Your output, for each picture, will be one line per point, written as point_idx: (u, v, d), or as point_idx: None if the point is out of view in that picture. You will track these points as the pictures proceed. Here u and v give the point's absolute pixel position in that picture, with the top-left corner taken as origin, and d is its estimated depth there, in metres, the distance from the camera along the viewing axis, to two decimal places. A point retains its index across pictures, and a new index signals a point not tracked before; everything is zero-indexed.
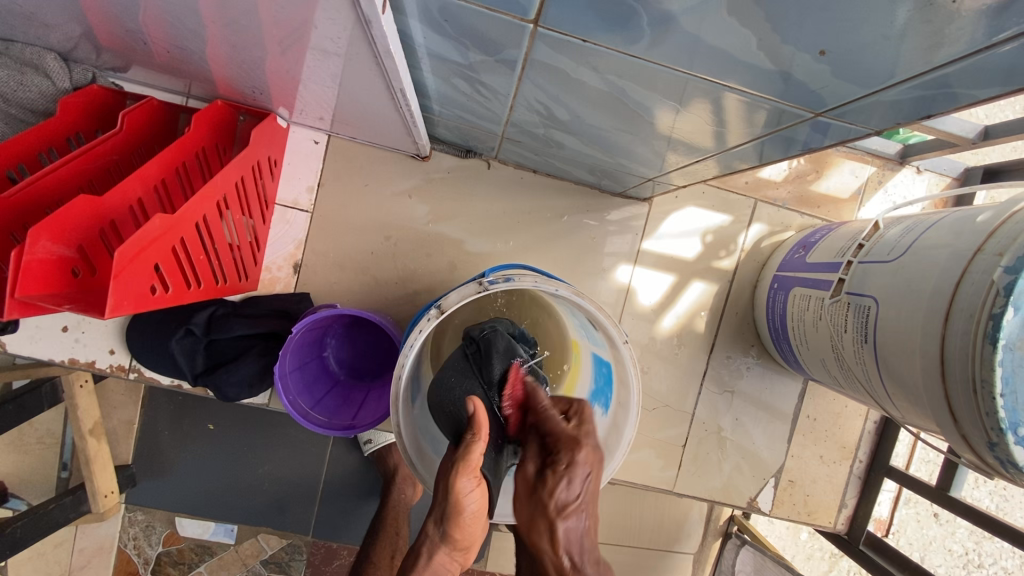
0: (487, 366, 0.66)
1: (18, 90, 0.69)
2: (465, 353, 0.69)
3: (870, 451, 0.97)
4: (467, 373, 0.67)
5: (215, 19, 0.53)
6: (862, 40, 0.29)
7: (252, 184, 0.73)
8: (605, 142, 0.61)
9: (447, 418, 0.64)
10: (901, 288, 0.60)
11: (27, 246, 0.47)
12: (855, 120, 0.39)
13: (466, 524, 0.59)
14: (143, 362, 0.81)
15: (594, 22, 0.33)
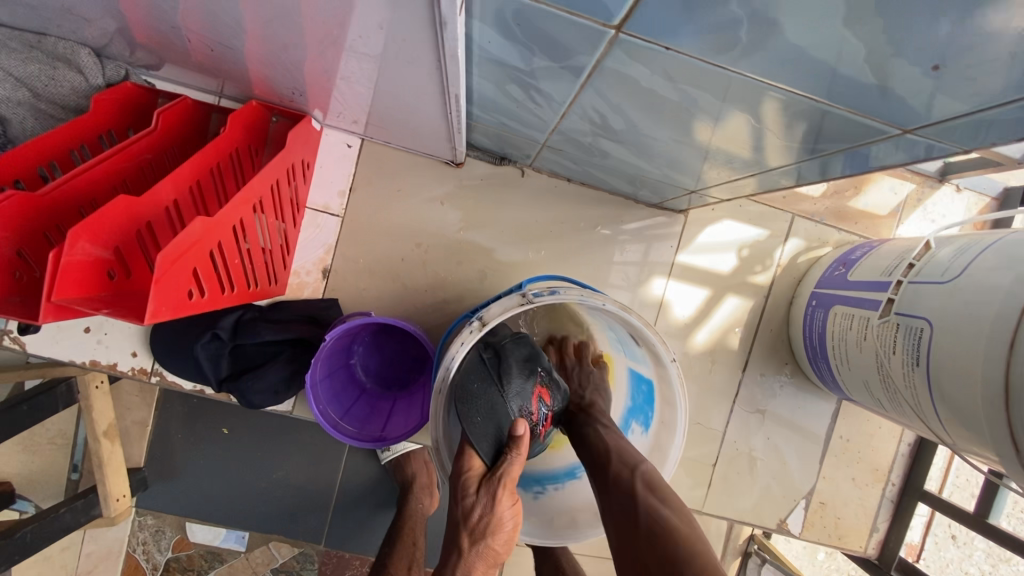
0: (511, 376, 0.61)
1: (50, 85, 0.68)
2: (485, 358, 0.61)
3: (903, 474, 0.95)
4: (489, 382, 0.60)
5: (263, 18, 0.51)
6: (987, 55, 0.27)
7: (287, 187, 0.71)
8: (655, 153, 0.60)
9: (475, 431, 0.58)
10: (960, 311, 0.58)
11: (66, 248, 0.45)
12: (946, 138, 0.37)
13: (501, 533, 0.57)
14: (167, 366, 0.79)
15: (686, 28, 0.31)
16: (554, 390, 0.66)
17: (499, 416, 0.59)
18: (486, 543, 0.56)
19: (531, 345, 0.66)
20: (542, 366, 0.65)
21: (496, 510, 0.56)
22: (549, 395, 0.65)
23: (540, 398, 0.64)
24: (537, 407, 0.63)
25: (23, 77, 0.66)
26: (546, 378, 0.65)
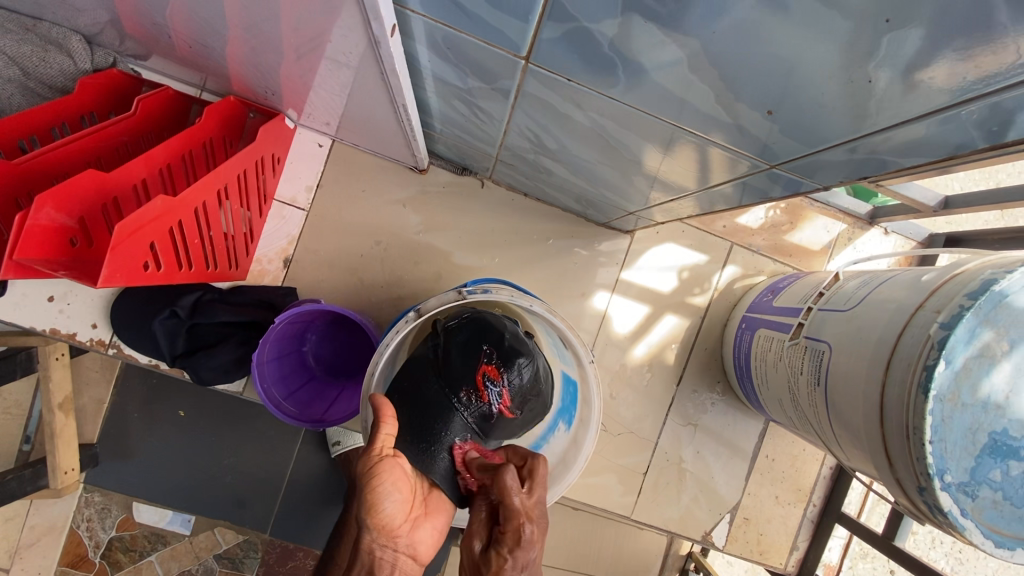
0: (442, 365, 0.66)
1: (40, 65, 0.73)
2: (424, 352, 0.68)
3: (824, 496, 1.00)
4: (422, 375, 0.66)
5: (238, 22, 0.57)
6: (801, 107, 0.33)
7: (254, 179, 0.76)
8: (591, 174, 0.66)
9: (413, 426, 0.63)
10: (853, 336, 0.64)
11: (31, 212, 0.49)
12: (803, 173, 0.43)
13: (425, 537, 0.61)
14: (124, 339, 0.82)
15: (576, 64, 0.38)
16: (507, 366, 0.65)
17: (435, 405, 0.64)
18: (407, 546, 0.59)
19: (477, 325, 0.67)
20: (487, 343, 0.66)
21: (407, 509, 0.60)
22: (496, 373, 0.65)
23: (484, 375, 0.64)
24: (481, 385, 0.64)
25: (16, 57, 0.71)
26: (491, 357, 0.65)
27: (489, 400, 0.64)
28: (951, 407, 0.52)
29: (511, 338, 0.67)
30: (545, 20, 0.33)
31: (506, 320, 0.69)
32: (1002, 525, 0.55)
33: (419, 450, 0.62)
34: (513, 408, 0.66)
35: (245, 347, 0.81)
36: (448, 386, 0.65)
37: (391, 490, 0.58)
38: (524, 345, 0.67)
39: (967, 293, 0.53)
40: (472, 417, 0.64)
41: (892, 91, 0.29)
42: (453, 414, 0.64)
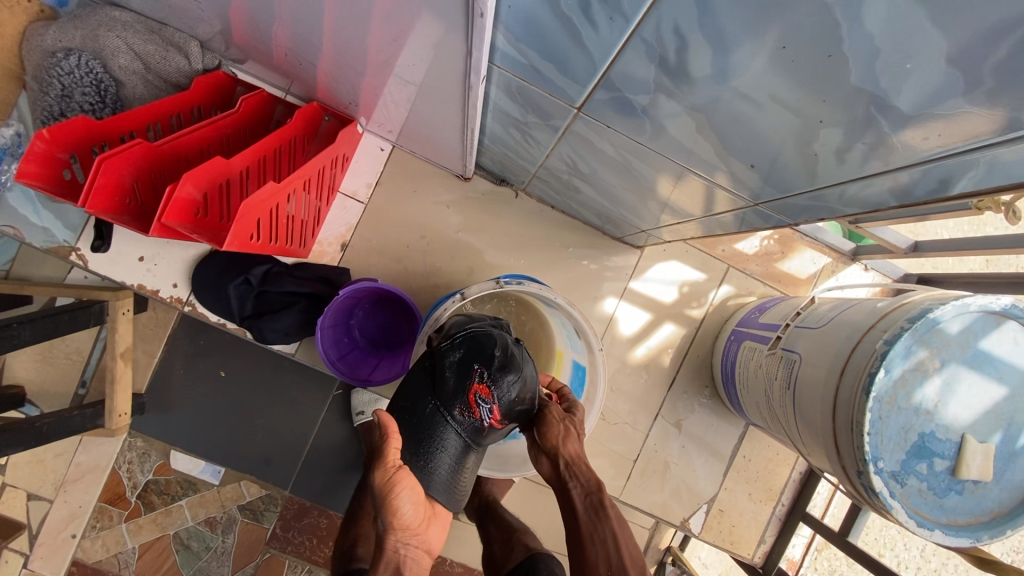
0: (437, 384, 0.75)
1: (160, 63, 0.87)
2: (423, 368, 0.77)
3: (792, 497, 1.12)
4: (421, 391, 0.75)
5: (342, 46, 0.71)
6: (774, 166, 0.46)
7: (329, 173, 0.90)
8: (614, 195, 0.80)
9: (411, 438, 0.72)
10: (819, 349, 0.78)
11: (179, 186, 0.64)
12: (780, 210, 0.56)
13: (434, 537, 0.69)
14: (200, 298, 0.96)
15: (615, 116, 0.51)
16: (497, 384, 0.74)
17: (430, 420, 0.73)
18: (422, 544, 0.67)
19: (468, 348, 0.76)
20: (478, 362, 0.75)
21: (422, 512, 0.67)
22: (486, 392, 0.74)
23: (477, 394, 0.73)
24: (474, 403, 0.73)
25: (141, 54, 0.85)
26: (482, 376, 0.74)
27: (479, 416, 0.74)
28: (887, 407, 0.66)
29: (498, 361, 0.75)
30: (597, 87, 0.47)
31: (494, 338, 0.77)
32: (925, 509, 0.68)
33: (419, 463, 0.71)
34: (500, 422, 0.76)
35: (307, 314, 0.95)
36: (443, 404, 0.73)
37: (407, 493, 0.66)
38: (511, 363, 0.76)
39: (908, 318, 0.66)
40: (465, 433, 0.74)
41: (831, 163, 0.42)
42: (449, 430, 0.73)
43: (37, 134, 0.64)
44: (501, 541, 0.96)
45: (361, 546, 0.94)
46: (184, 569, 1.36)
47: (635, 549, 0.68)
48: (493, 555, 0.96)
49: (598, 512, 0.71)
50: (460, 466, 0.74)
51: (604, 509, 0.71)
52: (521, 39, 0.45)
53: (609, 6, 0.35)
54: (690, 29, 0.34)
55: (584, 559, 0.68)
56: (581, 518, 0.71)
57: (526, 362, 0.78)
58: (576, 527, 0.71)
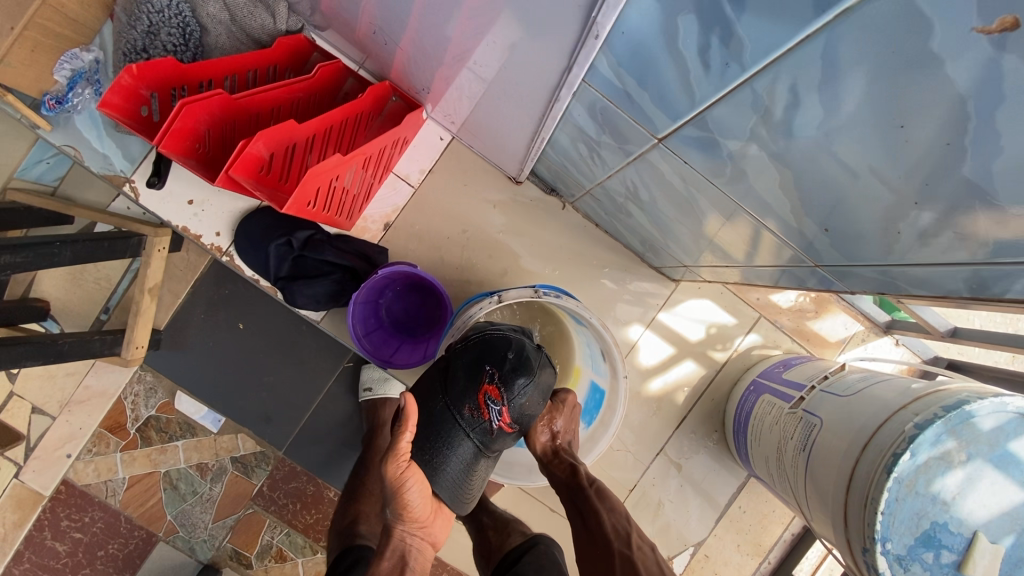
0: (448, 384, 0.76)
1: (246, 17, 0.88)
2: (436, 368, 0.78)
3: (779, 556, 1.11)
4: (432, 390, 0.76)
5: (428, 33, 0.71)
6: (849, 234, 0.46)
7: (388, 153, 0.91)
8: (665, 227, 0.80)
9: (420, 437, 0.73)
10: (843, 418, 0.77)
11: (251, 144, 0.65)
12: (838, 275, 0.56)
13: (438, 529, 0.71)
14: (240, 252, 0.98)
15: (696, 153, 0.51)
16: (507, 386, 0.75)
17: (439, 419, 0.74)
18: (429, 536, 0.69)
19: (481, 348, 0.76)
20: (491, 363, 0.75)
21: (429, 506, 0.69)
22: (496, 394, 0.75)
23: (487, 395, 0.74)
24: (484, 404, 0.74)
25: (231, 5, 0.87)
26: (493, 377, 0.75)
27: (487, 417, 0.75)
28: (906, 490, 0.65)
29: (508, 362, 0.75)
30: (688, 123, 0.47)
31: (509, 340, 0.77)
32: None
33: (426, 459, 0.72)
34: (509, 424, 0.76)
35: (339, 286, 0.96)
36: (454, 404, 0.74)
37: (416, 488, 0.67)
38: (523, 366, 0.76)
39: (943, 406, 0.65)
40: (474, 434, 0.74)
41: (909, 244, 0.42)
42: (457, 429, 0.74)
43: (126, 68, 0.65)
44: (497, 529, 0.98)
45: (362, 525, 0.99)
46: (168, 508, 1.38)
47: (620, 525, 0.73)
48: (487, 543, 0.97)
49: (579, 495, 0.77)
50: (467, 467, 0.74)
51: (582, 492, 0.77)
52: (623, 64, 0.45)
53: (729, 50, 0.35)
54: (807, 89, 0.34)
55: (579, 542, 0.74)
56: (569, 503, 0.78)
57: (540, 364, 0.78)
58: (570, 515, 0.78)
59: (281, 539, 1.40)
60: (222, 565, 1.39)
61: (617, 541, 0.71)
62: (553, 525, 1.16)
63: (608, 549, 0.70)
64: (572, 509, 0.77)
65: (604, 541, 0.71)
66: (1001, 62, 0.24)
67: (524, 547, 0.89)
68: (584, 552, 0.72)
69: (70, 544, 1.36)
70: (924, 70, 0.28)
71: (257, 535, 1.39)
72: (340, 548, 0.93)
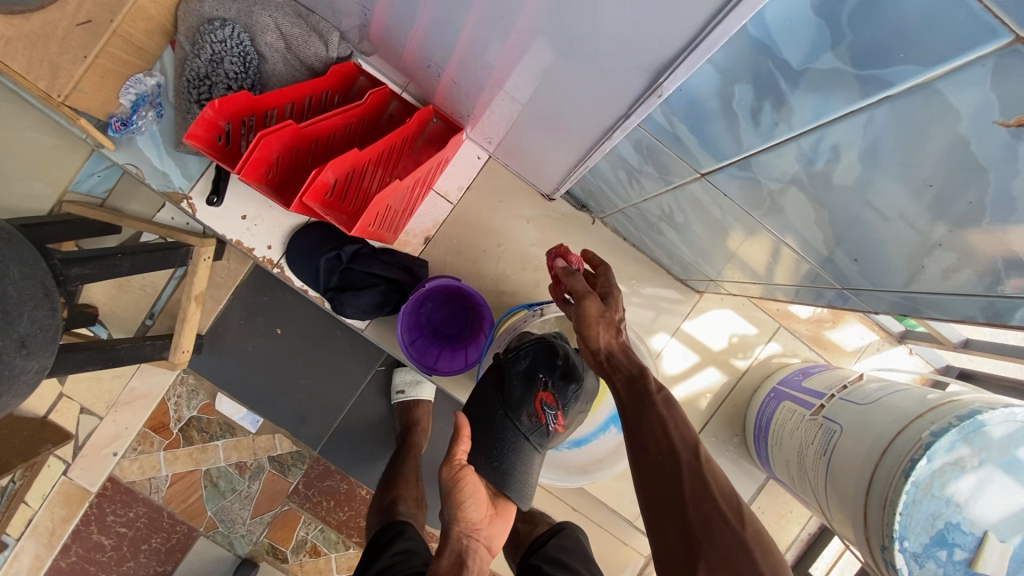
0: (506, 392, 0.82)
1: (301, 46, 0.94)
2: (492, 378, 0.85)
3: (796, 555, 1.17)
4: (491, 399, 0.83)
5: (479, 66, 0.77)
6: (877, 266, 0.52)
7: (432, 173, 0.97)
8: (695, 245, 0.86)
9: (484, 443, 0.80)
10: (862, 426, 0.83)
11: (322, 173, 0.71)
12: (863, 297, 0.62)
13: (494, 534, 0.75)
14: (290, 265, 1.04)
15: (736, 188, 0.57)
16: (561, 391, 0.82)
17: (501, 427, 0.80)
18: (485, 540, 0.73)
19: (533, 357, 0.83)
20: (544, 371, 0.82)
21: (483, 509, 0.73)
22: (551, 399, 0.81)
23: (542, 401, 0.81)
24: (541, 409, 0.81)
25: (287, 35, 0.93)
26: (547, 384, 0.81)
27: (545, 420, 0.81)
28: (923, 493, 0.71)
29: (558, 368, 0.82)
30: (732, 165, 0.53)
31: (556, 347, 0.84)
32: None
33: (493, 464, 0.78)
34: (562, 424, 0.83)
35: (384, 296, 1.01)
36: (513, 411, 0.81)
37: (471, 491, 0.71)
38: (574, 371, 0.83)
39: (957, 415, 0.71)
40: (532, 438, 0.81)
41: (932, 278, 0.47)
42: (518, 435, 0.80)
43: (210, 103, 0.72)
44: (527, 519, 1.05)
45: (401, 506, 1.07)
46: (208, 504, 1.44)
47: (688, 433, 0.62)
48: (517, 532, 1.03)
49: (643, 400, 0.65)
50: (527, 469, 0.81)
51: (646, 398, 0.65)
52: (677, 113, 0.51)
53: (780, 114, 0.41)
54: (848, 151, 0.40)
55: (637, 445, 0.63)
56: (626, 406, 0.67)
57: (588, 370, 0.84)
58: (624, 418, 0.66)
59: (315, 534, 1.46)
60: (259, 559, 1.46)
61: (686, 452, 0.60)
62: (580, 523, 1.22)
63: (676, 461, 0.59)
64: (631, 413, 0.65)
65: (672, 452, 0.60)
66: (1018, 149, 0.30)
67: (550, 533, 0.95)
68: (643, 458, 0.62)
69: (115, 538, 1.43)
70: (953, 148, 0.33)
71: (293, 530, 1.46)
72: (382, 523, 1.01)
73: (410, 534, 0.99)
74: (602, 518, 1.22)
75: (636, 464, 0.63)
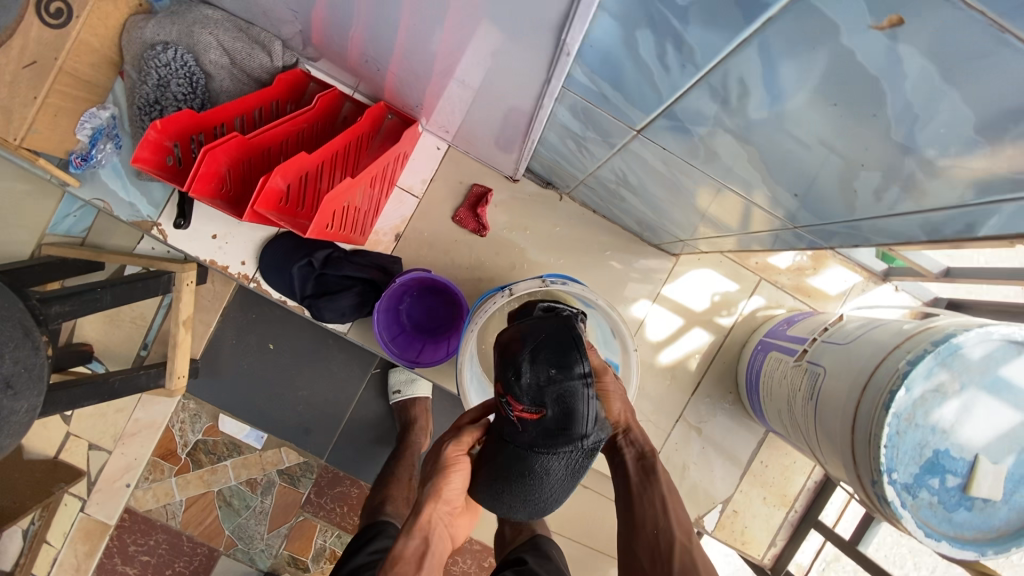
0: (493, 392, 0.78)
1: (245, 59, 0.95)
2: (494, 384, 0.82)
3: (805, 505, 1.17)
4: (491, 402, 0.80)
5: (412, 50, 0.76)
6: (816, 198, 0.51)
7: (391, 168, 0.97)
8: (658, 207, 0.86)
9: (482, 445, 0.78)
10: (843, 365, 0.82)
11: (269, 179, 0.71)
12: (816, 234, 0.62)
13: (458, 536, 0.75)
14: (266, 277, 1.05)
15: (671, 139, 0.57)
16: (506, 371, 0.69)
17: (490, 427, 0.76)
18: (450, 532, 0.72)
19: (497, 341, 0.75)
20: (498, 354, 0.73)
21: (461, 501, 0.74)
22: (502, 383, 0.69)
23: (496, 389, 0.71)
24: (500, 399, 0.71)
25: (229, 49, 0.93)
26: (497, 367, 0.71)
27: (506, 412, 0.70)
28: (906, 423, 0.70)
29: (507, 344, 0.71)
30: (660, 115, 0.52)
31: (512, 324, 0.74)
32: (934, 522, 0.72)
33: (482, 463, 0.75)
34: (520, 410, 0.67)
35: (361, 298, 1.03)
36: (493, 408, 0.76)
37: (460, 479, 0.73)
38: (517, 344, 0.69)
39: (932, 340, 0.70)
40: (506, 435, 0.70)
41: (867, 201, 0.47)
42: (495, 432, 0.73)
43: (151, 124, 0.72)
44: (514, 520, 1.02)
45: (394, 502, 1.07)
46: (225, 523, 1.46)
47: (682, 518, 0.78)
48: (504, 533, 1.03)
49: (648, 476, 0.80)
50: (514, 472, 0.69)
51: (652, 476, 0.80)
52: (596, 71, 0.52)
53: (683, 55, 0.41)
54: (753, 81, 0.39)
55: (635, 514, 0.78)
56: (633, 479, 0.81)
57: (536, 339, 0.69)
58: (629, 486, 0.80)
59: (333, 541, 1.48)
60: (281, 571, 1.48)
61: (681, 534, 0.75)
62: (587, 498, 1.23)
63: (669, 541, 0.74)
64: (636, 487, 0.80)
65: (667, 534, 0.75)
66: (897, 50, 0.30)
67: (525, 546, 0.93)
68: (637, 528, 0.77)
69: (139, 566, 1.46)
70: (842, 59, 0.33)
71: (311, 539, 1.48)
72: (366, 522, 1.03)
73: (391, 532, 1.00)
74: (608, 491, 1.23)
75: (630, 533, 0.77)
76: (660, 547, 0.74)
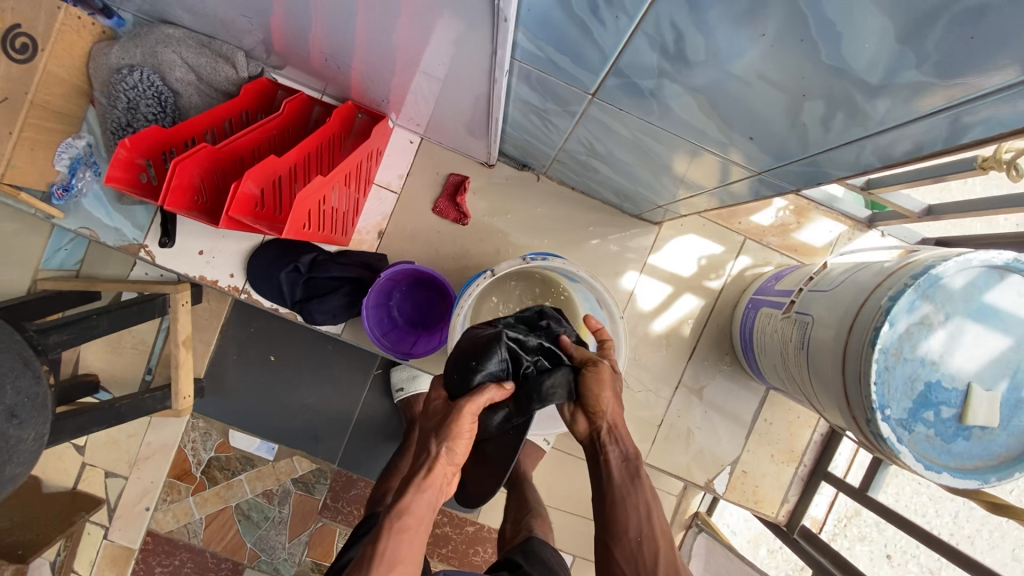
0: None
1: (211, 73, 0.96)
2: None
3: (813, 458, 1.17)
4: None
5: (368, 44, 0.77)
6: (770, 138, 0.52)
7: (364, 166, 0.98)
8: (630, 174, 0.86)
9: None
10: (828, 310, 0.83)
11: (241, 183, 0.72)
12: (780, 179, 0.62)
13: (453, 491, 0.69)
14: (255, 286, 1.06)
15: (624, 98, 0.57)
16: None
17: None
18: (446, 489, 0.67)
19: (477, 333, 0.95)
20: None
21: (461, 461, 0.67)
22: None
23: None
24: None
25: (194, 66, 0.94)
26: None
27: None
28: (894, 358, 0.70)
29: None
30: (609, 74, 0.53)
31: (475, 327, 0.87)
32: (934, 454, 0.72)
33: None
34: None
35: (351, 297, 1.04)
36: None
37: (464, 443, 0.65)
38: None
39: (912, 274, 0.70)
40: None
41: (817, 134, 0.48)
42: None
43: (121, 142, 0.74)
44: (514, 521, 1.03)
45: None
46: (246, 536, 1.48)
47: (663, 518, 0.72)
48: (505, 532, 1.04)
49: (634, 479, 0.72)
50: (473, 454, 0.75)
51: (639, 480, 0.72)
52: (539, 36, 0.52)
53: (614, 7, 0.42)
54: (684, 24, 0.40)
55: (616, 518, 0.71)
56: (616, 485, 0.72)
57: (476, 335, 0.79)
58: (610, 489, 0.73)
59: None
60: None
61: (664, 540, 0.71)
62: None
63: (654, 546, 0.70)
64: (621, 490, 0.72)
65: (650, 539, 0.70)
66: None
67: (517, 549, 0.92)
68: (619, 535, 0.71)
69: None
70: None
71: (332, 544, 1.49)
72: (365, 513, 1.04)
73: None
74: None
75: (612, 539, 0.71)
76: (643, 556, 0.69)
